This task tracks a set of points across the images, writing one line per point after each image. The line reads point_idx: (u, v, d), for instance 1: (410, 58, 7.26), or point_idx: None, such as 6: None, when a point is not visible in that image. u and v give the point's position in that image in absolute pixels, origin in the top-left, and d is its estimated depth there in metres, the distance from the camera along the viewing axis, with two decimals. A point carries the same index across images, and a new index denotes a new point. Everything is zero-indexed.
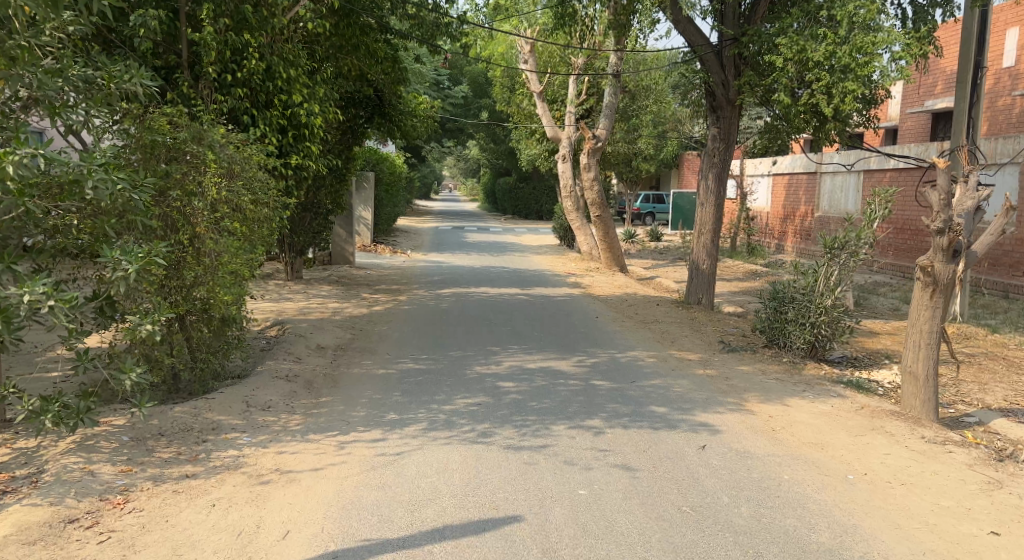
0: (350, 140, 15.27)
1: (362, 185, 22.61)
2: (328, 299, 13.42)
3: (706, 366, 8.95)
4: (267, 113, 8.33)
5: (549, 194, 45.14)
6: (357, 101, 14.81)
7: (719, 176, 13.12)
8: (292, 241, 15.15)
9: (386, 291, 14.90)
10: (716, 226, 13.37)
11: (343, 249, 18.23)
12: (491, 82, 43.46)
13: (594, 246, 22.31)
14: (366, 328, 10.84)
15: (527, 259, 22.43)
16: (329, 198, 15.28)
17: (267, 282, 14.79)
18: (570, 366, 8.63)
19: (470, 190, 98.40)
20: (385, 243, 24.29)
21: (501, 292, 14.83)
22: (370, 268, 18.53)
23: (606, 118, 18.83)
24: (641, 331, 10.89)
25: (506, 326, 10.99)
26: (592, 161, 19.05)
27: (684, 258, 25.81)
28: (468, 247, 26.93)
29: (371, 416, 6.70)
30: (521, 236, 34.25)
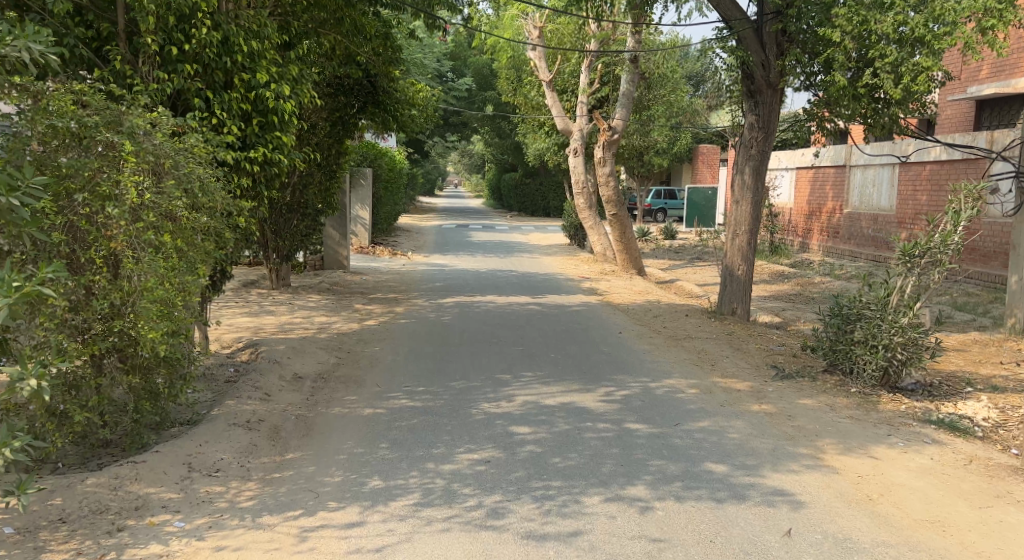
0: (340, 132, 13.78)
1: (358, 182, 21.08)
2: (316, 312, 11.91)
3: (761, 399, 7.41)
4: (225, 96, 6.84)
5: (556, 190, 43.56)
6: (348, 88, 13.33)
7: (756, 170, 11.58)
8: (276, 245, 13.64)
9: (381, 301, 13.36)
10: (753, 227, 11.82)
11: (337, 254, 16.72)
12: (495, 74, 41.92)
13: (609, 246, 20.78)
14: (355, 349, 9.32)
15: (536, 261, 20.89)
16: (318, 197, 13.78)
17: (249, 293, 13.26)
18: (597, 402, 7.10)
19: (474, 186, 96.81)
20: (384, 244, 22.76)
21: (510, 302, 13.29)
22: (367, 273, 17.01)
23: (623, 107, 17.25)
24: (675, 351, 9.35)
25: (518, 347, 9.47)
26: (608, 154, 17.51)
27: (703, 258, 24.23)
28: (472, 247, 25.40)
29: (348, 484, 5.18)
30: (529, 234, 32.68)
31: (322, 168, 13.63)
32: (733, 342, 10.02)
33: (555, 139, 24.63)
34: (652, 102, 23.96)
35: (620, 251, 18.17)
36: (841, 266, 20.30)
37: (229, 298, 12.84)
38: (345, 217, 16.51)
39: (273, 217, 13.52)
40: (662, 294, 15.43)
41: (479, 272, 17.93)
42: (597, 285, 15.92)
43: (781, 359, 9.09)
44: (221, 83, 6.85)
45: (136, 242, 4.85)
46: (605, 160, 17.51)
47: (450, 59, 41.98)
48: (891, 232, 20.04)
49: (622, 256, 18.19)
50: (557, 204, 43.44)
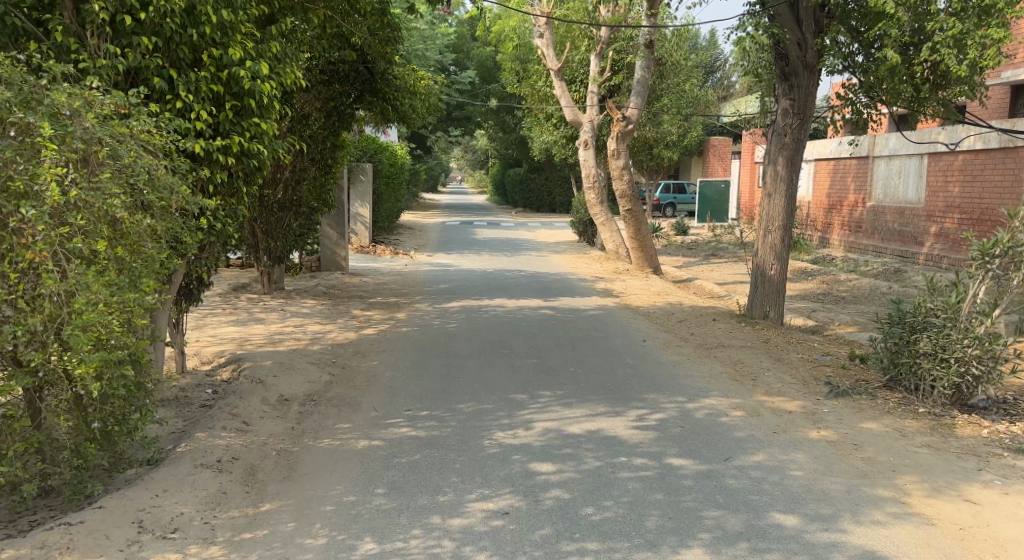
0: (336, 124, 12.80)
1: (358, 178, 20.10)
2: (311, 319, 10.94)
3: (818, 424, 6.39)
4: (191, 76, 5.86)
5: (562, 185, 42.58)
6: (344, 76, 12.36)
7: (791, 160, 10.55)
8: (268, 247, 12.63)
9: (382, 306, 12.37)
10: (787, 222, 10.79)
11: (334, 255, 15.75)
12: (499, 66, 40.97)
13: (621, 243, 19.78)
14: (350, 363, 8.34)
15: (545, 260, 19.89)
16: (312, 194, 12.77)
17: (239, 299, 12.29)
18: (630, 428, 6.11)
19: (478, 182, 95.88)
20: (385, 243, 21.77)
21: (520, 306, 12.29)
22: (368, 275, 16.04)
23: (638, 95, 16.20)
24: (708, 364, 8.35)
25: (533, 359, 8.48)
26: (622, 146, 16.49)
27: (718, 255, 23.19)
28: (478, 245, 24.43)
29: (334, 547, 4.21)
30: (536, 231, 31.68)
31: (317, 163, 12.65)
32: (771, 351, 9.02)
33: (564, 132, 23.62)
34: (664, 92, 22.95)
35: (634, 249, 17.16)
36: (866, 261, 19.29)
37: (217, 304, 11.86)
38: (343, 215, 15.54)
39: (264, 216, 12.51)
40: (682, 294, 14.43)
41: (486, 272, 16.92)
42: (613, 286, 14.93)
43: (830, 372, 8.08)
44: (187, 61, 5.88)
45: (60, 251, 3.90)
46: (618, 153, 16.49)
47: (452, 51, 41.04)
48: (919, 226, 19.00)
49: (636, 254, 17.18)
50: (563, 199, 42.42)
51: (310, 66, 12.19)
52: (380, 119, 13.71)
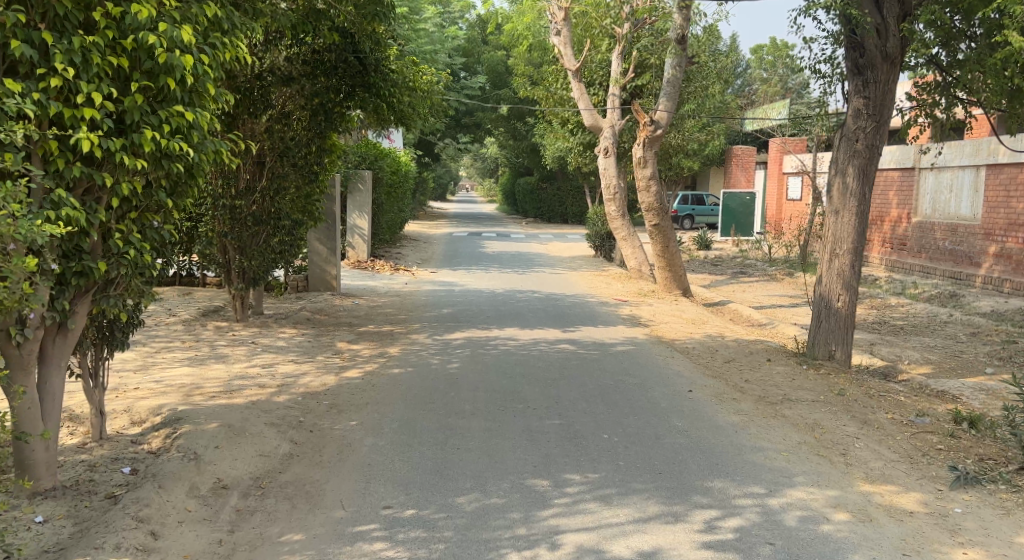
0: (323, 125, 11.07)
1: (357, 186, 18.47)
2: (286, 355, 9.19)
3: (959, 539, 4.57)
4: (71, 40, 4.17)
5: (574, 195, 40.78)
6: (333, 68, 10.75)
7: (863, 171, 8.72)
8: (240, 266, 10.86)
9: (372, 336, 10.60)
10: (858, 245, 8.93)
11: (323, 272, 14.02)
12: (511, 71, 39.34)
13: (644, 261, 17.96)
14: (321, 425, 6.57)
15: (559, 278, 18.11)
16: (291, 206, 11.01)
17: (206, 330, 10.56)
18: (698, 549, 4.32)
19: (488, 191, 94.23)
20: (385, 258, 20.06)
21: (534, 337, 10.48)
22: (361, 296, 14.29)
23: (667, 96, 14.57)
24: (780, 429, 6.52)
25: (553, 419, 6.67)
26: (649, 154, 14.71)
27: (746, 273, 21.37)
28: (485, 259, 22.66)
29: None
30: (548, 244, 29.93)
31: (300, 169, 10.93)
32: (851, 409, 7.17)
33: (580, 139, 21.82)
34: (691, 96, 21.24)
35: (659, 269, 15.29)
36: (914, 282, 17.40)
37: (179, 336, 10.13)
38: (334, 228, 13.84)
39: (235, 230, 10.72)
40: (719, 322, 12.59)
41: (494, 293, 15.11)
42: (638, 312, 13.10)
43: (939, 444, 6.22)
44: (73, 21, 4.21)
45: None
46: (645, 161, 14.71)
47: (462, 55, 39.44)
48: (974, 244, 17.09)
49: (660, 274, 15.29)
50: (575, 209, 40.63)
51: (292, 55, 10.58)
52: (375, 120, 12.08)
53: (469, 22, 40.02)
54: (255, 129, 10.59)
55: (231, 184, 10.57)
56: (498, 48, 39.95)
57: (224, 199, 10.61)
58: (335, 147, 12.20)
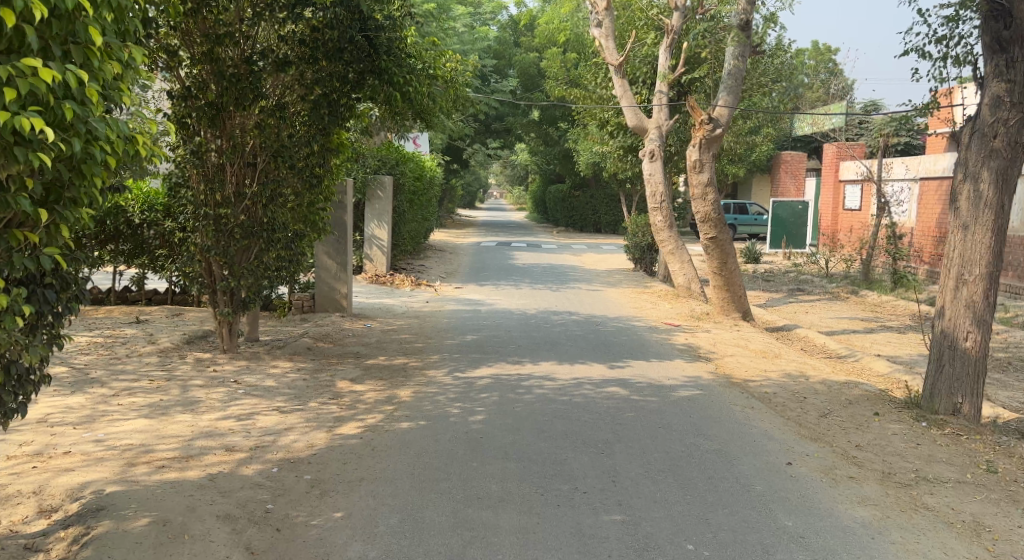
0: (330, 121, 9.36)
1: (374, 193, 17.01)
2: (272, 401, 7.43)
3: None
4: None
5: (607, 204, 38.89)
6: (339, 50, 9.11)
7: (1003, 174, 6.82)
8: (227, 286, 9.17)
9: (380, 374, 8.81)
10: (995, 268, 6.99)
11: (332, 291, 12.30)
12: (544, 74, 37.67)
13: (693, 277, 16.06)
14: (294, 520, 4.79)
15: (597, 295, 16.29)
16: (287, 214, 9.32)
17: (183, 363, 8.83)
18: None
19: (516, 200, 92.55)
20: (405, 271, 18.37)
21: (577, 377, 8.64)
22: (376, 317, 12.53)
23: (728, 91, 12.93)
24: (934, 536, 4.66)
25: (613, 513, 4.85)
26: (706, 156, 12.86)
27: (802, 290, 19.39)
28: (515, 272, 20.88)
29: None
30: (581, 254, 28.10)
31: (299, 171, 9.26)
32: (1017, 498, 5.27)
33: (619, 142, 19.86)
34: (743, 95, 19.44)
35: (714, 289, 13.37)
36: (1002, 303, 15.37)
37: (147, 371, 8.41)
38: (344, 240, 12.15)
39: (220, 244, 8.97)
40: (793, 355, 10.68)
41: (526, 315, 13.29)
42: (696, 342, 11.24)
43: None
44: None
45: None
46: (701, 164, 12.84)
47: (494, 57, 37.84)
48: None
49: (715, 295, 13.37)
50: (609, 218, 38.76)
51: (288, 36, 9.00)
52: (390, 115, 10.44)
53: (501, 23, 38.45)
54: (245, 124, 8.96)
55: (216, 190, 8.91)
56: (530, 49, 38.33)
57: (207, 208, 8.94)
58: (342, 147, 10.54)
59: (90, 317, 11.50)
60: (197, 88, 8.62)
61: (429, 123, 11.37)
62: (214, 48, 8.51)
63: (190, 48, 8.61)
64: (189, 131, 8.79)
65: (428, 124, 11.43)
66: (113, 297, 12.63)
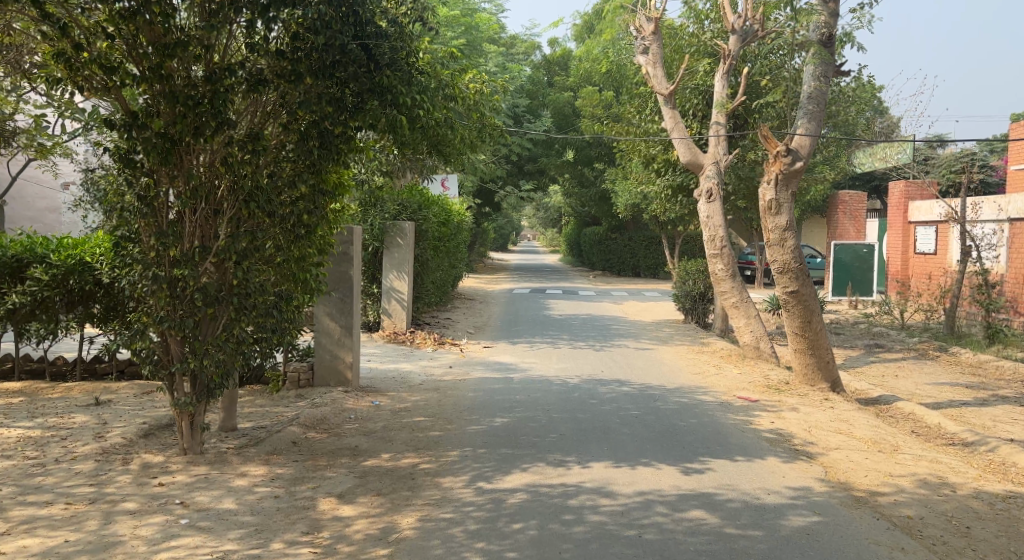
0: (323, 156, 7.25)
1: (393, 242, 15.05)
2: (220, 543, 5.36)
3: None
4: None
5: (646, 247, 36.60)
6: (329, 64, 7.04)
7: None
8: (186, 369, 7.08)
9: (381, 485, 6.68)
10: None
11: (335, 361, 10.13)
12: (578, 113, 35.71)
13: (762, 334, 13.78)
14: None
15: (649, 357, 14.07)
16: (260, 269, 7.27)
17: (123, 473, 6.74)
18: None
19: (549, 242, 90.63)
20: (428, 328, 16.30)
21: (642, 490, 6.45)
22: (389, 392, 10.36)
23: (809, 116, 10.79)
24: None
25: None
26: (784, 195, 10.76)
27: (880, 346, 17.03)
28: (551, 326, 18.73)
29: None
30: (623, 303, 25.87)
31: (280, 218, 7.21)
32: None
33: (665, 181, 17.63)
34: None
35: (795, 353, 11.35)
36: None
37: (69, 487, 6.35)
38: (350, 298, 10.03)
39: (174, 314, 6.93)
40: (910, 446, 8.40)
41: (568, 385, 11.08)
42: (782, 429, 8.98)
43: None
44: None
45: None
46: (779, 205, 10.77)
47: (525, 97, 35.99)
48: None
49: (796, 360, 11.34)
50: (649, 262, 36.53)
51: (264, 45, 6.94)
52: (398, 145, 8.45)
53: (533, 63, 36.85)
54: (209, 160, 6.86)
55: (170, 245, 6.72)
56: (564, 89, 36.43)
57: (159, 268, 6.82)
58: (342, 186, 8.43)
59: (41, 398, 9.44)
60: (144, 113, 6.49)
61: (446, 154, 9.16)
62: (166, 61, 6.40)
63: (136, 62, 6.51)
64: (136, 169, 6.71)
65: (446, 157, 9.23)
66: (80, 369, 10.60)
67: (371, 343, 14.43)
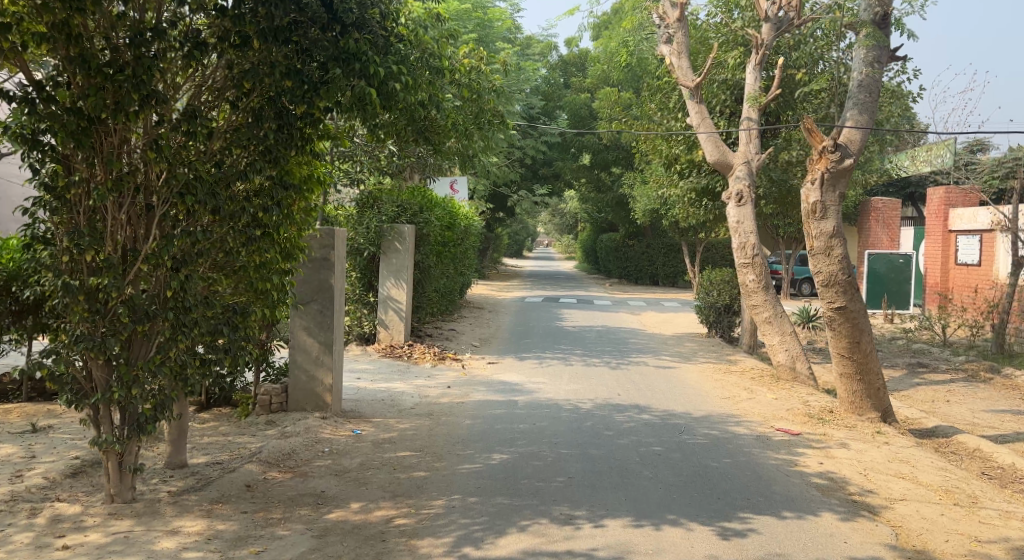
0: (280, 141, 5.99)
1: (391, 245, 13.75)
2: None
3: None
4: None
5: (664, 254, 35.13)
6: (283, 25, 5.81)
7: None
8: (111, 399, 5.75)
9: (342, 549, 5.38)
10: None
11: (311, 383, 8.79)
12: (596, 115, 34.29)
13: (798, 353, 12.51)
14: None
15: (671, 377, 12.70)
16: (202, 276, 6.00)
17: (26, 529, 5.47)
18: None
19: (565, 248, 89.23)
20: (430, 340, 15.00)
21: None
22: (373, 418, 9.02)
23: (859, 108, 9.43)
24: None
25: None
26: (830, 198, 9.43)
27: (924, 366, 15.60)
28: (565, 338, 17.38)
29: None
30: (641, 313, 24.49)
31: (228, 214, 5.90)
32: None
33: (688, 184, 16.24)
34: None
35: (841, 378, 9.99)
36: None
37: None
38: (330, 310, 8.67)
39: (95, 331, 5.59)
40: (990, 497, 7.00)
41: (579, 412, 9.72)
42: (832, 472, 7.60)
43: None
44: None
45: None
46: (825, 209, 9.44)
47: (540, 98, 34.60)
48: None
49: (841, 386, 9.99)
50: (668, 270, 35.11)
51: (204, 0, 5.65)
52: (377, 128, 7.20)
53: (549, 63, 35.57)
54: (136, 142, 5.54)
55: (86, 248, 5.36)
56: (581, 90, 35.00)
57: (74, 276, 5.48)
58: (313, 178, 7.09)
59: None
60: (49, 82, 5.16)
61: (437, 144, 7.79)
62: (74, 17, 5.06)
63: (39, 17, 5.17)
64: (44, 151, 5.28)
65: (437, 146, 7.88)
66: (27, 388, 9.31)
67: (366, 357, 13.10)
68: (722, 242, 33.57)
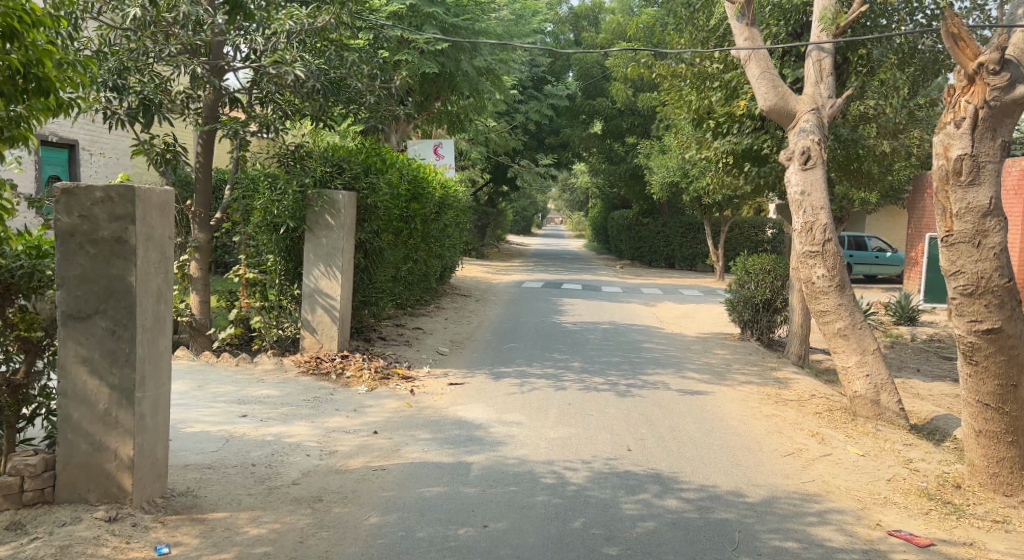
0: None
1: (320, 217, 9.99)
2: None
3: None
4: None
5: (683, 234, 31.39)
6: None
7: None
8: None
9: None
10: None
11: (98, 456, 4.97)
12: (609, 76, 30.51)
13: (884, 381, 9.19)
14: None
15: (704, 413, 9.01)
16: None
17: None
18: None
19: (576, 227, 85.68)
20: (383, 348, 11.41)
21: None
22: (214, 513, 5.30)
23: None
24: None
25: None
26: (984, 152, 6.06)
27: None
28: (561, 340, 13.71)
29: None
30: (657, 303, 20.81)
31: None
32: None
33: (725, 145, 12.55)
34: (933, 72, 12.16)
35: (977, 438, 6.64)
36: None
37: None
38: (126, 329, 4.90)
39: None
40: None
41: (565, 494, 6.05)
42: None
43: None
44: None
45: None
46: (977, 168, 6.10)
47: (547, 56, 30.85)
48: None
49: (979, 450, 6.63)
50: (685, 252, 31.36)
51: None
52: None
53: (558, 16, 31.80)
54: None
55: None
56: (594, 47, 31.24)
57: None
58: (34, 78, 5.17)
59: None
60: None
61: None
62: None
63: None
64: None
65: None
66: None
67: (280, 374, 9.42)
68: (748, 222, 29.81)
